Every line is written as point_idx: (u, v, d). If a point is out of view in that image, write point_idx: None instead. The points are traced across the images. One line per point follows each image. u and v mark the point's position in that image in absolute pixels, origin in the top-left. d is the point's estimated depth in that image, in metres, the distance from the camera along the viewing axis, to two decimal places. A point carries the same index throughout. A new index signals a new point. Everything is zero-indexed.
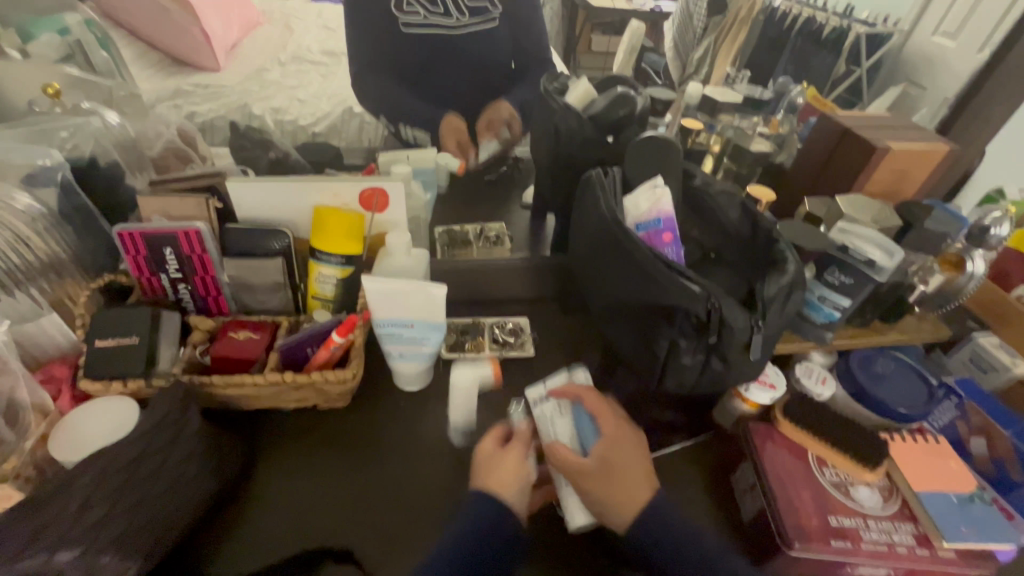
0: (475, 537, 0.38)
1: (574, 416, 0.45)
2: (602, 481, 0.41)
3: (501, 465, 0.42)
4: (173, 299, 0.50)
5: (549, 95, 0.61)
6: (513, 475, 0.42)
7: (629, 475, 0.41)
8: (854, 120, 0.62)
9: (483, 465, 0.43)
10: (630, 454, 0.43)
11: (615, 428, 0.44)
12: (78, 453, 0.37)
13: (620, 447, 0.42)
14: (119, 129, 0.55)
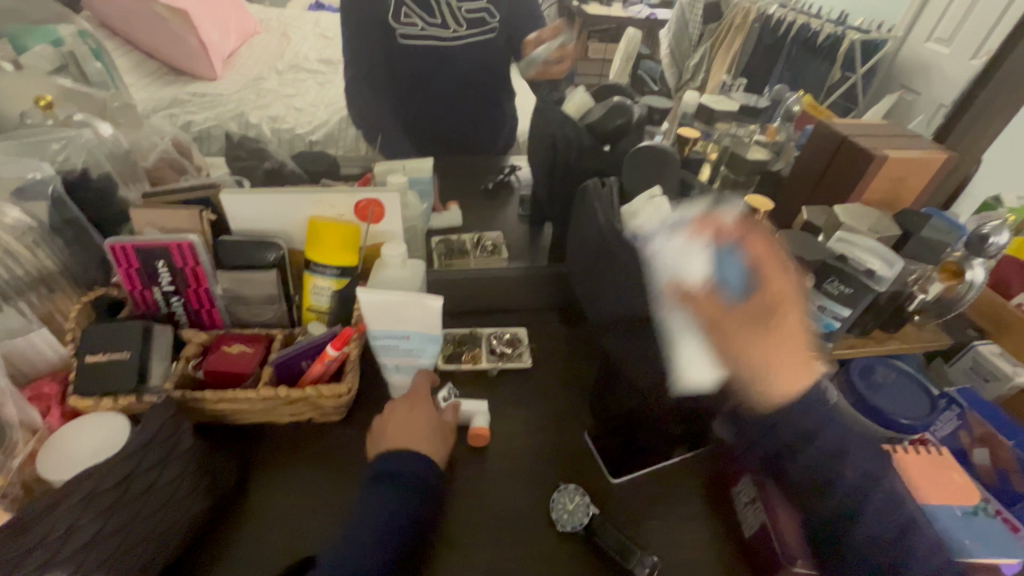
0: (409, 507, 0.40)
1: (728, 260, 0.37)
2: (761, 342, 0.38)
3: (423, 439, 0.44)
4: (165, 312, 0.49)
5: (545, 103, 0.61)
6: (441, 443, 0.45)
7: (788, 341, 0.38)
8: (851, 128, 0.62)
9: (406, 426, 0.45)
10: (792, 314, 0.38)
11: (779, 288, 0.38)
12: (69, 472, 0.37)
13: (784, 307, 0.38)
14: (112, 140, 0.55)
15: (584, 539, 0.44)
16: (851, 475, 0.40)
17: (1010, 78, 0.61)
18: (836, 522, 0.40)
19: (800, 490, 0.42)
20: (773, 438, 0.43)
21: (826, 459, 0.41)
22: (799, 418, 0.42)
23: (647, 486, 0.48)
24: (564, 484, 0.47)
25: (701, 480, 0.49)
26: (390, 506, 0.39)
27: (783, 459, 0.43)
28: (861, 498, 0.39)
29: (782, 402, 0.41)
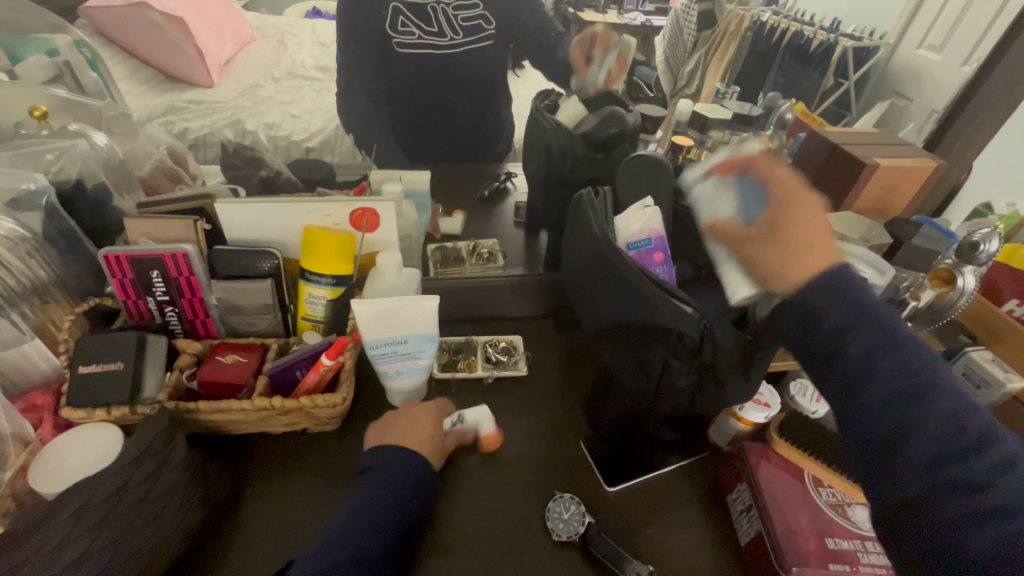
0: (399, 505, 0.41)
1: (742, 186, 0.40)
2: (768, 242, 0.35)
3: (421, 438, 0.45)
4: (159, 322, 0.49)
5: (539, 112, 0.61)
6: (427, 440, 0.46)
7: (811, 240, 0.34)
8: (843, 136, 0.62)
9: (407, 426, 0.46)
10: (810, 214, 0.35)
11: (784, 190, 0.36)
12: (63, 485, 0.36)
13: (797, 207, 0.35)
14: (107, 150, 0.55)
15: (579, 546, 0.44)
16: (989, 448, 0.27)
17: (998, 87, 0.61)
18: (987, 523, 0.25)
19: (911, 477, 0.27)
20: (876, 399, 0.29)
21: (951, 421, 0.28)
22: (904, 361, 0.30)
23: (642, 494, 0.48)
24: (559, 493, 0.47)
25: (696, 489, 0.49)
26: (378, 502, 0.40)
27: (884, 430, 0.29)
28: (1015, 484, 0.26)
29: (862, 331, 0.31)
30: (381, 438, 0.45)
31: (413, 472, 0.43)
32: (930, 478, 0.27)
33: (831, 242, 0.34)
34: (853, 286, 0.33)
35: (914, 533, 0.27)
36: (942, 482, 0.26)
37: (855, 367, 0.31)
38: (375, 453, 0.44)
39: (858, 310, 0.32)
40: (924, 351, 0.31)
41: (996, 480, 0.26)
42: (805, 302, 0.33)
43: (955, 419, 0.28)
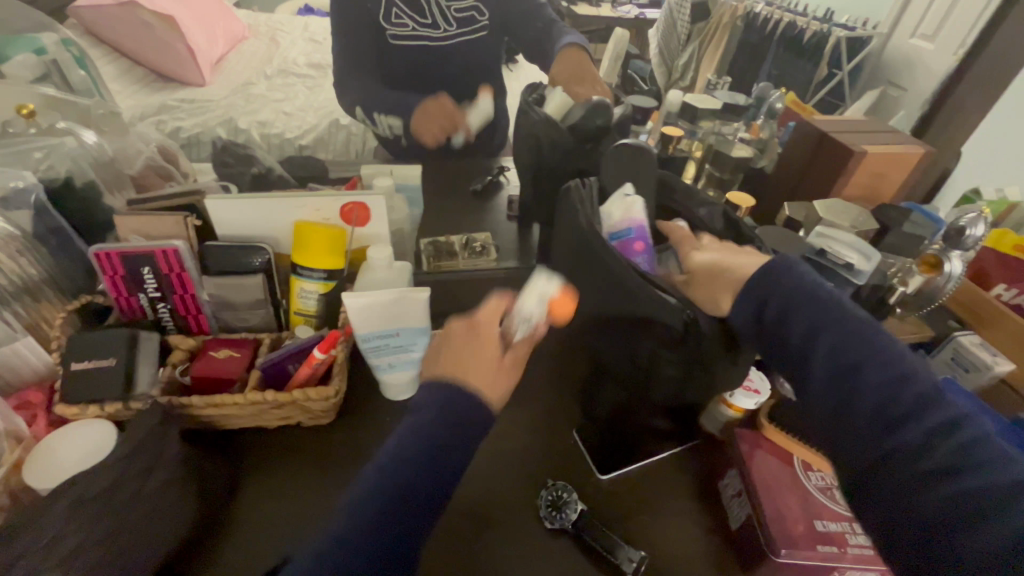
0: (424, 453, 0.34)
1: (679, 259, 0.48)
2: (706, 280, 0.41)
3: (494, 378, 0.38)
4: (152, 319, 0.49)
5: (528, 104, 0.61)
6: (487, 348, 0.39)
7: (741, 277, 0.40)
8: (832, 125, 0.62)
9: (479, 359, 0.38)
10: (750, 257, 0.41)
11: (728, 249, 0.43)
12: (57, 479, 0.37)
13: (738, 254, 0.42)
14: (96, 147, 0.55)
15: (571, 533, 0.44)
16: (928, 413, 0.29)
17: (983, 73, 0.62)
18: (939, 484, 0.27)
19: (858, 443, 0.30)
20: (820, 377, 0.33)
21: (888, 388, 0.31)
22: (839, 340, 0.33)
23: (633, 482, 0.49)
24: (551, 481, 0.48)
25: (689, 476, 0.49)
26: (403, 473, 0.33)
27: (829, 405, 0.32)
28: (952, 445, 0.28)
29: (801, 314, 0.34)
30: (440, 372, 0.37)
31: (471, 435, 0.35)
32: (877, 447, 0.29)
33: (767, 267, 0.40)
34: (792, 273, 0.36)
35: (877, 505, 0.29)
36: (887, 449, 0.29)
37: (798, 349, 0.34)
38: (423, 399, 0.36)
39: (795, 296, 0.35)
40: (864, 324, 0.33)
41: (938, 443, 0.28)
42: (757, 290, 0.37)
43: (890, 386, 0.31)
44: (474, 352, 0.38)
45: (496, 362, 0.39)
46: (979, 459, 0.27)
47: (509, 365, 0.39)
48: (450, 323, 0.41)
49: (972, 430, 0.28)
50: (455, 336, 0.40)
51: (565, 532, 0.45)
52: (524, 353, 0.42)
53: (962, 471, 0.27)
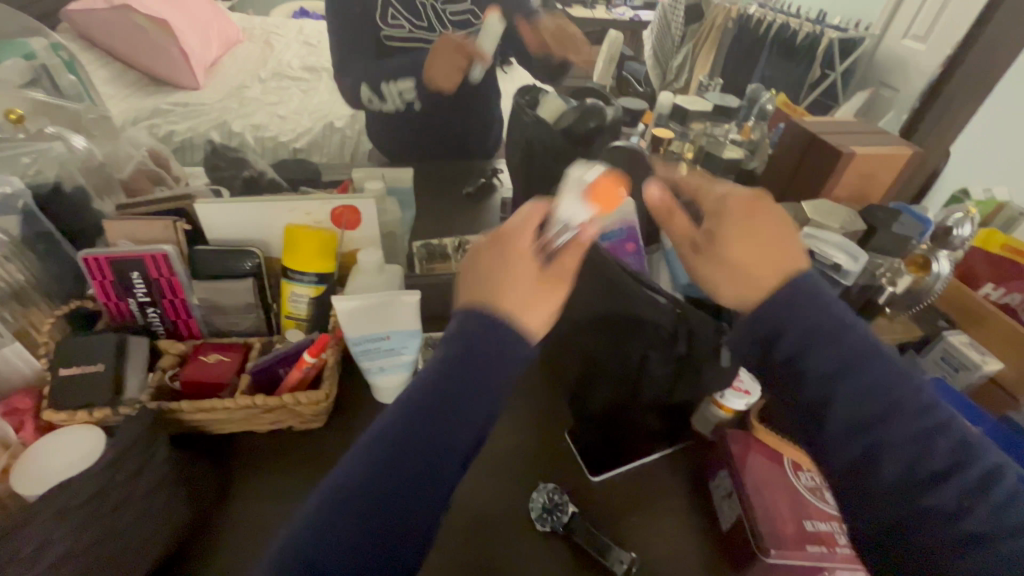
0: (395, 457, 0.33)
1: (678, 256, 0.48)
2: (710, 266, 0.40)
3: (535, 294, 0.39)
4: (142, 323, 0.49)
5: (520, 107, 0.61)
6: (519, 260, 0.40)
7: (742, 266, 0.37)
8: (821, 126, 0.63)
9: (520, 277, 0.38)
10: (759, 244, 0.37)
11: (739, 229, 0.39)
12: (43, 488, 0.37)
13: (747, 237, 0.38)
14: (85, 152, 0.55)
15: (563, 535, 0.44)
16: (963, 470, 0.29)
17: (969, 75, 0.62)
18: (978, 551, 0.27)
19: (888, 501, 0.29)
20: (843, 423, 0.30)
21: (920, 441, 0.29)
22: (868, 383, 0.30)
23: (624, 483, 0.49)
24: (542, 483, 0.48)
25: (681, 477, 0.49)
26: (407, 430, 0.34)
27: (853, 454, 0.30)
28: (988, 504, 0.28)
29: (823, 348, 0.32)
30: (474, 297, 0.38)
31: (484, 387, 0.35)
32: (911, 506, 0.28)
33: (773, 257, 0.36)
34: (806, 294, 0.33)
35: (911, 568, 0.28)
36: (922, 509, 0.28)
37: (816, 387, 0.32)
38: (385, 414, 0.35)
39: (815, 324, 0.32)
40: (886, 362, 0.31)
41: (974, 502, 0.28)
42: (768, 320, 0.34)
43: (922, 439, 0.29)
44: (504, 265, 0.39)
45: (526, 268, 0.39)
46: (1014, 519, 0.27)
47: (553, 277, 0.40)
48: (476, 242, 0.43)
49: (1000, 483, 0.29)
50: (486, 254, 0.41)
51: (558, 534, 0.45)
52: (571, 258, 0.42)
53: (1003, 535, 0.27)
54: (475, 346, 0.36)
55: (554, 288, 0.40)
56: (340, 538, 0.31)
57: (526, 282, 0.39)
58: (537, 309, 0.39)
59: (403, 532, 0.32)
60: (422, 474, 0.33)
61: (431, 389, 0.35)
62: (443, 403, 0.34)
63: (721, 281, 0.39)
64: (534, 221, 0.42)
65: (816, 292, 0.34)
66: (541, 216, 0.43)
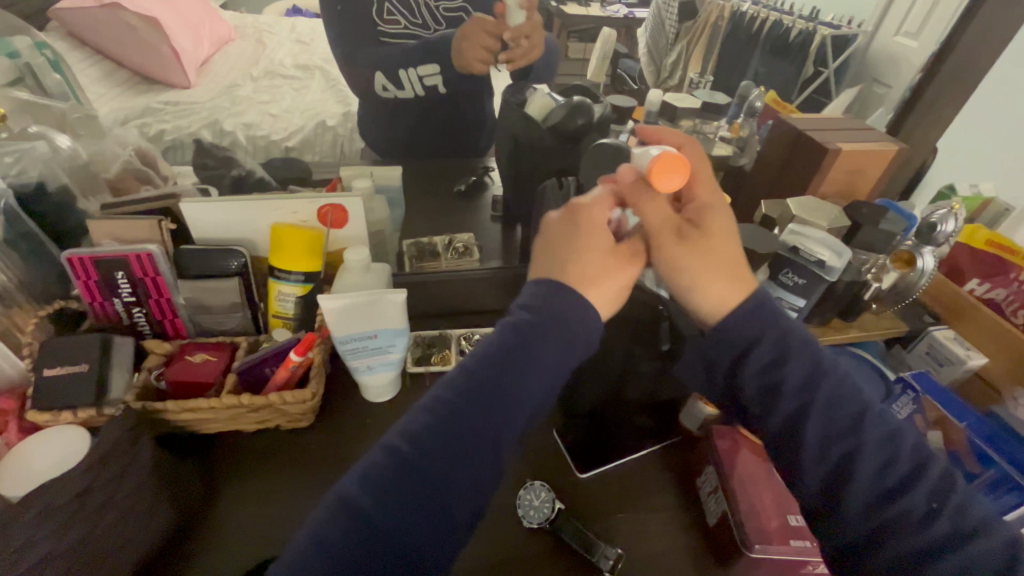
0: (433, 446, 0.32)
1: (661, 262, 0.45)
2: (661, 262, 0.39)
3: (605, 272, 0.37)
4: (127, 323, 0.49)
5: (509, 104, 0.61)
6: (595, 243, 0.38)
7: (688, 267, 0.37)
8: (808, 122, 0.63)
9: (588, 261, 0.37)
10: (700, 252, 0.36)
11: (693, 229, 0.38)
12: (27, 487, 0.36)
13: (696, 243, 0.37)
14: (69, 152, 0.54)
15: (550, 531, 0.45)
16: (922, 474, 0.32)
17: (955, 69, 0.62)
18: (942, 554, 0.30)
19: (863, 510, 0.31)
20: (819, 442, 0.32)
21: (886, 451, 0.32)
22: (832, 398, 0.33)
23: (612, 480, 0.49)
24: (530, 480, 0.48)
25: (669, 473, 0.50)
26: (469, 409, 0.33)
27: (831, 469, 0.32)
28: (949, 508, 0.31)
29: (797, 368, 0.33)
30: (543, 274, 0.38)
31: (546, 367, 0.35)
32: (883, 515, 0.31)
33: (712, 270, 0.36)
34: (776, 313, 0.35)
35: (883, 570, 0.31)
36: (893, 515, 0.31)
37: (792, 407, 0.33)
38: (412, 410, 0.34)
39: (787, 342, 0.34)
40: (847, 377, 0.34)
41: (937, 506, 0.31)
42: (724, 340, 0.35)
43: (887, 446, 0.32)
44: (577, 244, 0.38)
45: (606, 251, 0.38)
46: (967, 523, 0.30)
47: (624, 255, 0.38)
48: (549, 215, 0.41)
49: (954, 488, 0.32)
50: (557, 228, 0.39)
51: (546, 530, 0.45)
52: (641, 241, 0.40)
53: (960, 537, 0.30)
54: (547, 326, 0.35)
55: (625, 266, 0.38)
56: (392, 517, 0.30)
57: (603, 265, 0.37)
58: (605, 288, 0.37)
59: (450, 511, 0.31)
60: (480, 454, 0.33)
61: (492, 365, 0.34)
62: (506, 382, 0.34)
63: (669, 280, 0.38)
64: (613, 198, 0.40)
65: (779, 310, 0.35)
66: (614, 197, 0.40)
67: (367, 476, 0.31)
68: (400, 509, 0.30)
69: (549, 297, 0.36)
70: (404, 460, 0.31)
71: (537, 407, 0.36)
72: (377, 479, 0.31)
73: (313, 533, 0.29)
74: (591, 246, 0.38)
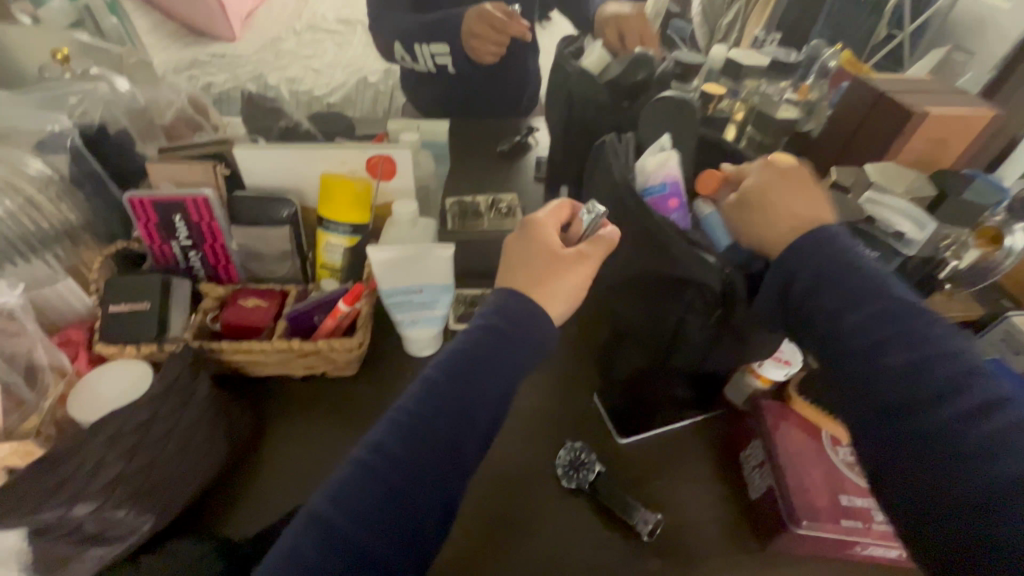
0: (425, 415, 0.32)
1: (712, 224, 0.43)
2: (749, 201, 0.39)
3: (554, 273, 0.37)
4: (185, 267, 0.51)
5: (563, 58, 0.58)
6: (537, 254, 0.38)
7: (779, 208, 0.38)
8: (891, 83, 0.58)
9: (534, 267, 0.38)
10: (789, 201, 0.38)
11: (768, 188, 0.39)
12: (97, 414, 0.39)
13: (778, 189, 0.39)
14: (128, 96, 0.55)
15: (589, 494, 0.45)
16: (957, 395, 0.27)
17: None
18: (971, 467, 0.26)
19: (890, 424, 0.29)
20: (846, 352, 0.32)
21: (916, 371, 0.29)
22: (870, 313, 0.31)
23: (650, 448, 0.48)
24: (570, 441, 0.48)
25: (710, 446, 0.49)
26: (437, 419, 0.32)
27: (856, 383, 0.31)
28: (989, 427, 0.26)
29: (834, 292, 0.33)
30: (515, 283, 0.37)
31: (507, 370, 0.34)
32: (905, 428, 0.28)
33: (805, 213, 0.37)
34: (831, 247, 0.35)
35: (901, 487, 0.28)
36: (907, 436, 0.28)
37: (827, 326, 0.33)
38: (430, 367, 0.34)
39: (833, 269, 0.34)
40: (904, 304, 0.31)
41: (971, 424, 0.26)
42: (782, 265, 0.36)
43: (916, 367, 0.29)
44: (525, 257, 0.38)
45: (550, 262, 0.38)
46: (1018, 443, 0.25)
47: (575, 253, 0.38)
48: (507, 238, 0.41)
49: (1015, 412, 0.26)
50: (511, 243, 0.40)
51: (584, 491, 0.45)
52: (589, 249, 0.39)
53: (1000, 454, 0.25)
54: (507, 332, 0.35)
55: (578, 262, 0.38)
56: (366, 538, 0.28)
57: (544, 279, 0.37)
58: (554, 288, 0.37)
59: (446, 488, 0.31)
60: (452, 436, 0.32)
61: (462, 361, 0.33)
62: (466, 388, 0.33)
63: (756, 216, 0.39)
64: (553, 216, 0.41)
65: (842, 243, 0.35)
66: (567, 209, 0.42)
67: (340, 494, 0.29)
68: (374, 519, 0.29)
69: (507, 302, 0.36)
70: (374, 470, 0.30)
71: (501, 414, 0.34)
72: (373, 466, 0.30)
73: (285, 548, 0.28)
74: (534, 266, 0.38)
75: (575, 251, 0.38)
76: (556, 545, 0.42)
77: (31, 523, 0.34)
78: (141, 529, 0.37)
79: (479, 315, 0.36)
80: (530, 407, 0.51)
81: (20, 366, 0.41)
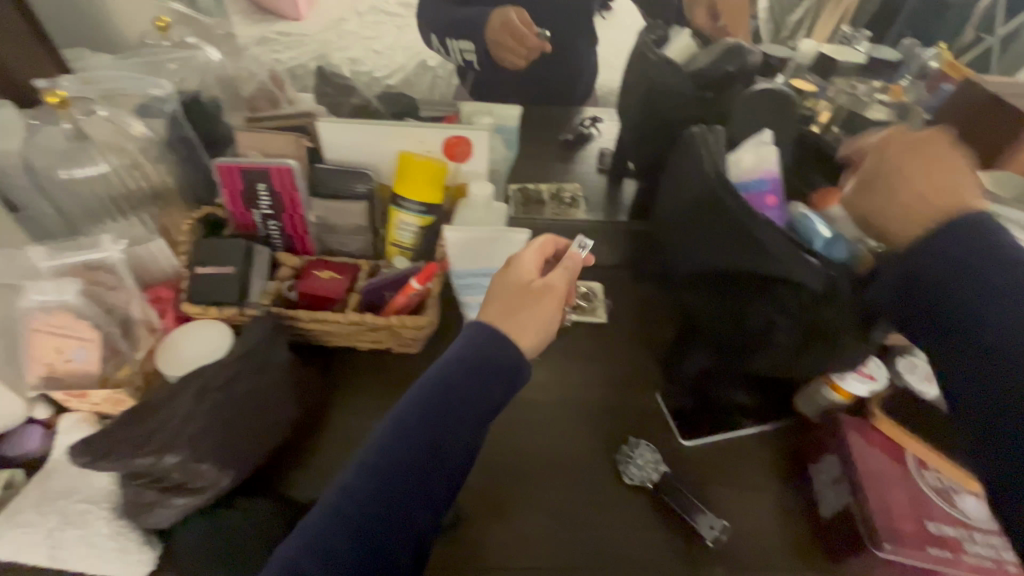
0: (404, 448, 0.31)
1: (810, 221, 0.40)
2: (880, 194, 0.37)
3: (524, 303, 0.37)
4: (263, 235, 0.52)
5: (645, 45, 0.56)
6: (510, 287, 0.38)
7: (910, 192, 0.35)
8: (1005, 86, 0.53)
9: (506, 299, 0.37)
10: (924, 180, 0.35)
11: (895, 172, 0.37)
12: (184, 371, 0.41)
13: (908, 170, 0.36)
14: (220, 65, 0.59)
15: (651, 492, 0.44)
16: None
17: None
18: None
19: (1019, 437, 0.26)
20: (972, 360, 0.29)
21: None
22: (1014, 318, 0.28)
23: (714, 454, 0.47)
24: (633, 438, 0.47)
25: (777, 456, 0.47)
26: (403, 466, 0.30)
27: (984, 395, 0.28)
28: None
29: (974, 292, 0.30)
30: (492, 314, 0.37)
31: (481, 405, 0.33)
32: None
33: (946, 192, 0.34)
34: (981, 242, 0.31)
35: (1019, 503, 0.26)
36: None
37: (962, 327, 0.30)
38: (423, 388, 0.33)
39: (970, 265, 0.31)
40: None
41: None
42: (911, 260, 0.33)
43: None
44: (502, 289, 0.38)
45: (518, 292, 0.38)
46: None
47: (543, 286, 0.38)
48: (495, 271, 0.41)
49: None
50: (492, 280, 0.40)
51: (649, 490, 0.44)
52: (560, 282, 0.39)
53: None
54: (478, 366, 0.33)
55: (548, 294, 0.38)
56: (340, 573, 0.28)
57: (510, 308, 0.37)
58: (523, 319, 0.36)
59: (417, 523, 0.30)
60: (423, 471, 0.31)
61: (439, 393, 0.32)
62: (438, 427, 0.32)
63: (889, 209, 0.36)
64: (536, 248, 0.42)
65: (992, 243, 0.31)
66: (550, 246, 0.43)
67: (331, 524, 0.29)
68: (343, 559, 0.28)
69: (482, 339, 0.34)
70: (342, 516, 0.29)
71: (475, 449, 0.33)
72: (352, 498, 0.29)
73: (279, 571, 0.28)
74: (504, 298, 0.37)
75: (543, 284, 0.39)
76: (613, 546, 0.42)
77: (126, 466, 0.36)
78: (221, 484, 0.38)
79: (451, 348, 0.35)
80: (592, 400, 0.50)
81: (116, 318, 0.43)
